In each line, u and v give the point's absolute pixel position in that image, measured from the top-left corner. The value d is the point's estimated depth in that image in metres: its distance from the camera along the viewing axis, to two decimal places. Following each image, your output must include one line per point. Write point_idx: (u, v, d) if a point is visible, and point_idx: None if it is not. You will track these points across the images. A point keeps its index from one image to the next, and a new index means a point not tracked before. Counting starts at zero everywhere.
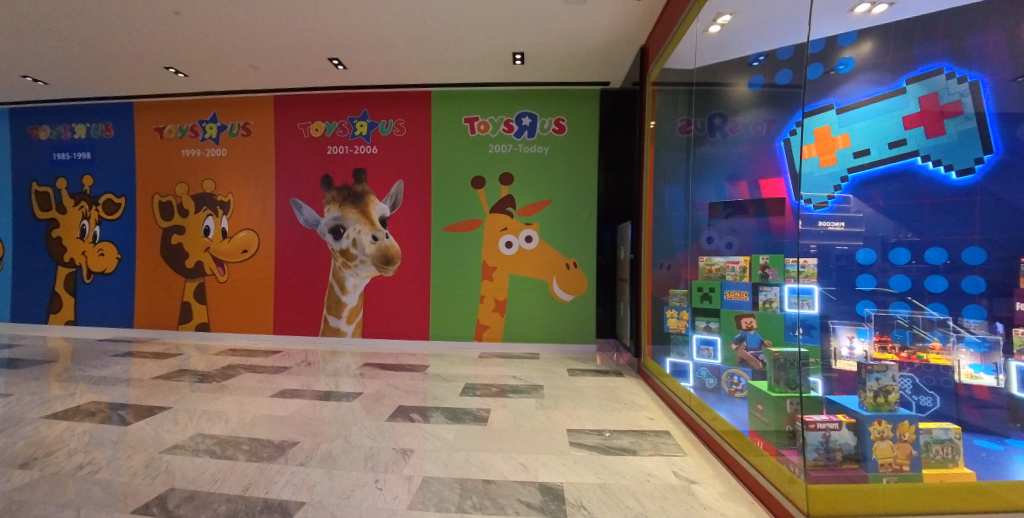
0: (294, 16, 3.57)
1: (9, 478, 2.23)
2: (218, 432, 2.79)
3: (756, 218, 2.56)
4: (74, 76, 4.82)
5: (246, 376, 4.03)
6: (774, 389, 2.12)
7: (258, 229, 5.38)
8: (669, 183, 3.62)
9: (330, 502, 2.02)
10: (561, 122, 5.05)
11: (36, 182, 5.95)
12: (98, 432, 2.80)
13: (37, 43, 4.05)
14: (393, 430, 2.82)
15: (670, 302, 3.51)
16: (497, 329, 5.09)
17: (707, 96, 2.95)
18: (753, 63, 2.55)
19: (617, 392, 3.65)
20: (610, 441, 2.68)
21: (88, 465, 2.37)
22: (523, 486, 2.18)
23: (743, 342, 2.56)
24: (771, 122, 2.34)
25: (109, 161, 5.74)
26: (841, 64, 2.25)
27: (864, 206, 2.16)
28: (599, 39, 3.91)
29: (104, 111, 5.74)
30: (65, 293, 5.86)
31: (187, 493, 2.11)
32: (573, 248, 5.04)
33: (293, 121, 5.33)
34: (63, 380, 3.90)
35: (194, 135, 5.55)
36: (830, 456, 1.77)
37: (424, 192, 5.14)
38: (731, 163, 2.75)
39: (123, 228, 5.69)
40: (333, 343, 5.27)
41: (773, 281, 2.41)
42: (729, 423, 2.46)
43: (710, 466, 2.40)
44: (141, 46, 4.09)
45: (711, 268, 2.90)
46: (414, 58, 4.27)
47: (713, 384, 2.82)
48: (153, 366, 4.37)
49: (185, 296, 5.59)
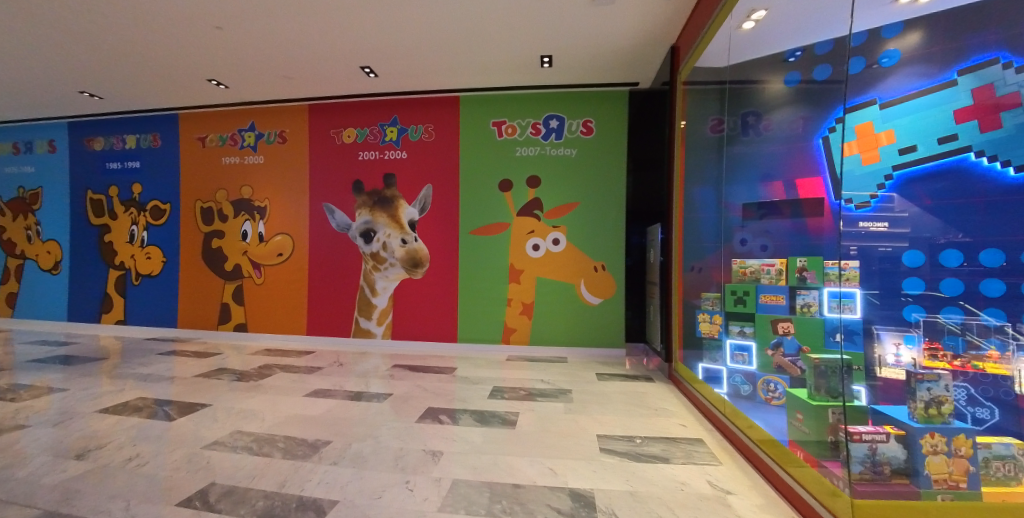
0: (327, 27, 3.69)
1: (66, 468, 2.38)
2: (255, 430, 2.90)
3: (791, 219, 2.47)
4: (125, 91, 5.12)
5: (280, 376, 4.17)
6: (814, 398, 2.07)
7: (293, 232, 5.55)
8: (699, 184, 3.54)
9: (361, 501, 2.06)
10: (589, 124, 5.01)
11: (90, 190, 6.33)
12: (144, 427, 2.94)
13: (94, 61, 4.34)
14: (421, 431, 2.86)
15: (702, 306, 3.42)
16: (524, 332, 5.08)
17: (740, 94, 2.90)
18: (789, 59, 2.50)
19: (646, 398, 3.57)
20: (641, 448, 2.62)
21: (134, 458, 2.49)
22: (551, 491, 2.16)
23: (780, 348, 2.49)
24: (807, 119, 2.35)
25: (155, 170, 6.05)
26: (885, 56, 2.12)
27: (909, 205, 2.06)
28: (627, 40, 3.86)
29: (151, 122, 6.06)
30: (114, 295, 6.21)
31: (226, 488, 2.19)
32: (602, 250, 4.97)
33: (327, 128, 5.48)
34: (113, 376, 4.13)
35: (233, 143, 5.79)
36: (877, 470, 1.75)
37: (451, 196, 5.19)
38: (764, 163, 2.69)
39: (168, 233, 5.98)
40: (362, 344, 5.38)
41: (811, 284, 2.32)
42: (765, 432, 2.40)
43: (745, 475, 2.32)
44: (185, 60, 4.31)
45: (745, 271, 2.81)
46: (442, 64, 4.33)
47: (747, 391, 2.74)
48: (194, 364, 4.58)
49: (224, 297, 5.82)
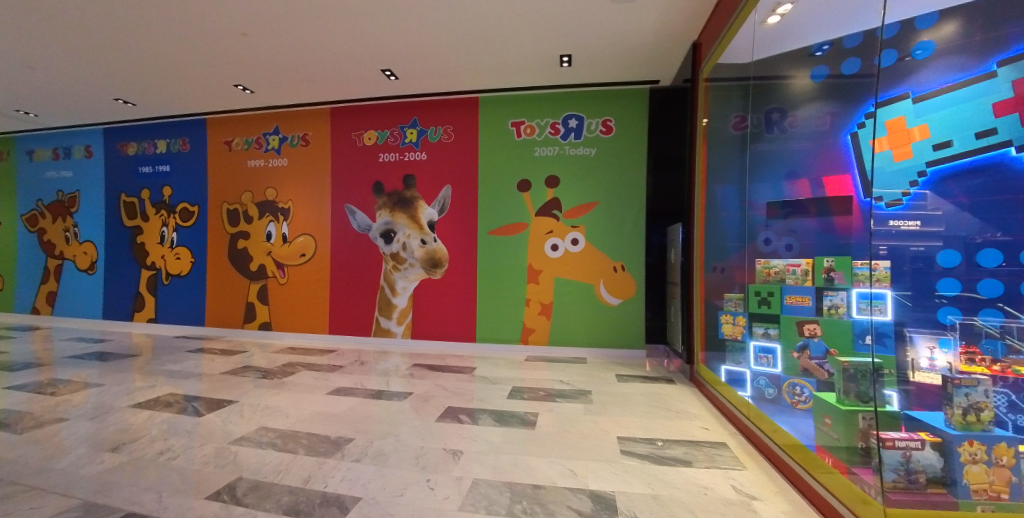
0: (348, 31, 3.75)
1: (102, 460, 2.49)
2: (279, 426, 2.96)
3: (817, 217, 2.42)
4: (157, 97, 5.30)
5: (303, 373, 4.26)
6: (844, 402, 2.08)
7: (316, 233, 5.66)
8: (721, 182, 3.48)
9: (383, 498, 2.09)
10: (608, 123, 4.96)
11: (124, 193, 6.58)
12: (174, 422, 3.04)
13: (129, 70, 4.52)
14: (442, 430, 2.88)
15: (724, 307, 3.36)
16: (543, 332, 5.07)
17: (764, 91, 2.86)
18: (816, 53, 2.45)
19: (667, 399, 3.52)
20: (662, 451, 2.59)
21: (166, 452, 2.58)
22: (572, 492, 2.15)
23: (806, 351, 2.42)
24: (834, 115, 2.30)
25: (184, 174, 6.25)
26: (919, 48, 2.00)
27: (943, 203, 1.94)
28: (648, 37, 3.81)
29: (181, 127, 6.26)
30: (146, 294, 6.44)
31: (252, 482, 2.25)
32: (621, 250, 4.93)
33: (348, 130, 5.57)
34: (145, 372, 4.28)
35: (258, 146, 5.93)
36: (912, 479, 1.74)
37: (470, 197, 5.22)
38: (789, 160, 2.64)
39: (196, 234, 6.17)
40: (383, 344, 5.45)
41: (838, 285, 2.26)
42: (791, 437, 2.36)
43: (771, 481, 2.27)
44: (213, 67, 4.44)
45: (769, 271, 2.75)
46: (461, 65, 4.36)
47: (771, 394, 2.67)
48: (221, 362, 4.71)
49: (249, 297, 5.97)
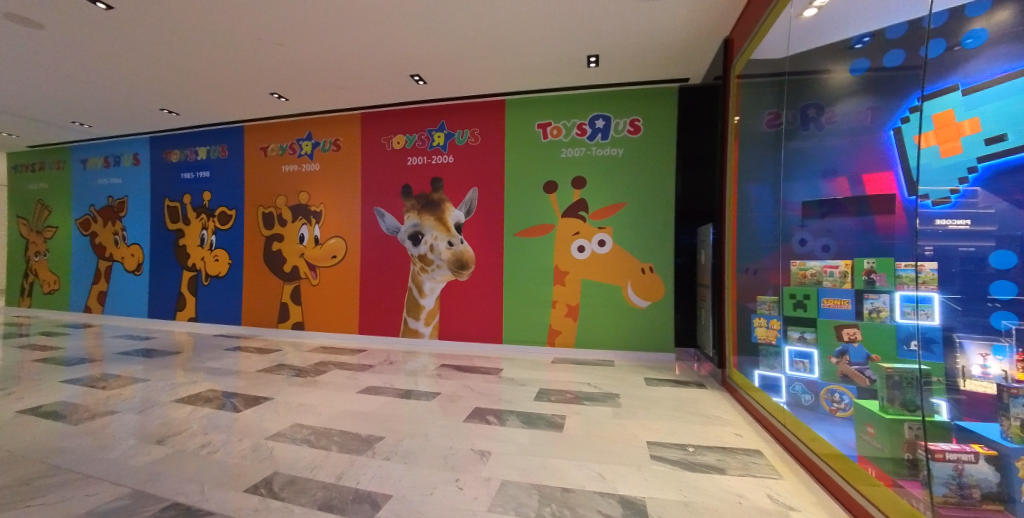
0: (378, 38, 3.83)
1: (149, 451, 2.62)
2: (313, 423, 3.06)
3: (857, 217, 2.34)
4: (199, 107, 5.55)
5: (335, 372, 4.37)
6: (888, 411, 1.98)
7: (346, 235, 5.81)
8: (754, 182, 3.39)
9: (413, 497, 2.12)
10: (636, 122, 4.90)
11: (167, 198, 6.91)
12: (213, 417, 3.18)
13: (173, 81, 4.75)
14: (470, 430, 2.91)
15: (757, 310, 3.26)
16: (569, 334, 5.05)
17: (799, 86, 2.78)
18: (855, 45, 2.37)
19: (698, 404, 3.44)
20: (694, 457, 2.53)
21: (207, 445, 2.70)
22: (601, 497, 2.13)
23: (844, 356, 2.34)
24: (876, 110, 2.22)
25: (223, 179, 6.52)
26: (969, 37, 1.84)
27: (997, 200, 1.73)
28: (678, 35, 3.75)
29: (220, 134, 6.54)
30: (188, 294, 6.75)
31: (288, 477, 2.33)
32: (649, 252, 4.85)
33: (378, 134, 5.69)
34: (187, 369, 4.49)
35: (292, 152, 6.13)
36: (965, 493, 1.65)
37: (496, 199, 5.25)
38: (827, 157, 2.56)
39: (233, 237, 6.42)
40: (411, 344, 5.54)
41: (880, 288, 2.16)
42: (830, 445, 2.28)
43: (810, 491, 2.19)
44: (250, 77, 4.62)
45: (805, 273, 2.66)
46: (488, 68, 4.39)
47: (809, 401, 2.58)
48: (257, 360, 4.89)
49: (283, 297, 6.17)
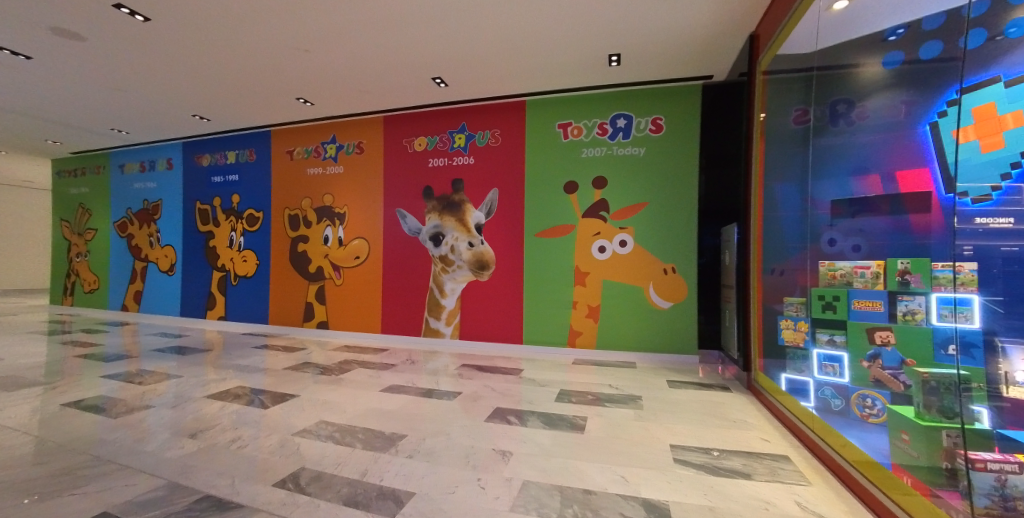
0: (400, 42, 3.89)
1: (183, 445, 2.73)
2: (338, 421, 3.12)
3: (890, 215, 2.27)
4: (229, 112, 5.74)
5: (359, 371, 4.46)
6: (923, 417, 1.93)
7: (369, 236, 5.91)
8: (781, 181, 3.30)
9: (436, 495, 2.15)
10: (658, 121, 4.84)
11: (198, 201, 7.16)
12: (242, 413, 3.28)
13: (204, 88, 4.92)
14: (491, 430, 2.92)
15: (784, 312, 3.18)
16: (590, 336, 5.02)
17: (830, 81, 2.70)
18: (890, 37, 2.29)
19: (723, 408, 3.37)
20: (719, 462, 2.49)
21: (237, 440, 2.79)
22: (624, 499, 2.12)
23: (877, 360, 2.27)
24: (911, 104, 2.15)
25: (251, 182, 6.71)
26: (1012, 26, 1.69)
27: None
28: (701, 32, 3.69)
29: (248, 139, 6.74)
30: (217, 294, 6.98)
31: (315, 472, 2.39)
32: (671, 252, 4.78)
33: (400, 137, 5.78)
34: (217, 366, 4.64)
35: (317, 155, 6.27)
36: (1010, 506, 1.58)
37: (516, 199, 5.26)
38: (858, 154, 2.49)
39: (261, 238, 6.60)
40: (432, 344, 5.59)
41: (915, 289, 2.09)
42: (862, 452, 2.21)
43: (841, 499, 2.13)
44: (277, 83, 4.75)
45: (834, 274, 2.59)
46: (508, 69, 4.41)
47: (839, 406, 2.51)
48: (284, 358, 5.02)
49: (308, 297, 6.31)
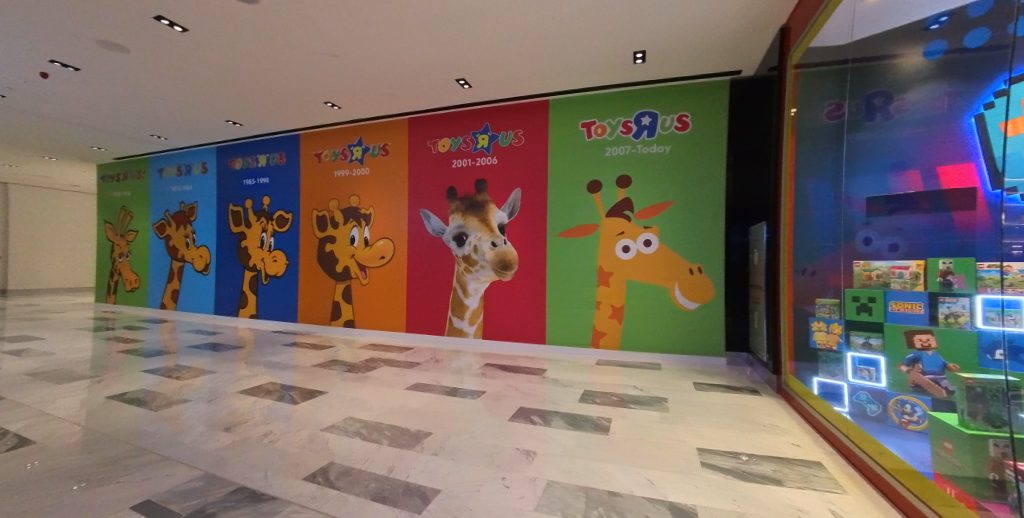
0: (423, 45, 3.94)
1: (219, 438, 2.84)
2: (365, 417, 3.19)
3: (931, 213, 2.18)
4: (261, 117, 5.93)
5: (385, 369, 4.54)
6: (968, 426, 1.83)
7: (394, 236, 6.01)
8: (813, 178, 3.20)
9: (461, 492, 2.18)
10: (683, 118, 4.75)
11: (231, 203, 7.42)
12: (273, 408, 3.39)
13: (237, 94, 5.10)
14: (516, 430, 2.93)
15: (817, 313, 3.09)
16: (614, 336, 4.97)
17: (866, 74, 2.60)
18: (932, 26, 2.19)
19: (753, 412, 3.28)
20: (748, 467, 2.43)
21: (269, 434, 2.89)
22: (650, 502, 2.10)
23: (917, 365, 2.16)
24: (956, 96, 2.06)
25: (280, 184, 6.92)
26: None
27: None
28: (729, 27, 3.60)
29: (278, 142, 6.95)
30: (249, 292, 7.22)
31: (343, 467, 2.45)
32: (697, 251, 4.70)
33: (424, 138, 5.85)
34: (249, 362, 4.81)
35: (344, 157, 6.41)
36: None
37: (539, 199, 5.26)
38: (896, 149, 2.39)
39: (290, 238, 6.79)
40: (456, 343, 5.65)
41: (959, 291, 2.00)
42: (900, 460, 2.14)
43: (878, 509, 2.05)
44: (306, 88, 4.88)
45: (870, 274, 2.50)
46: (531, 69, 4.41)
47: (876, 412, 2.42)
48: (312, 355, 5.16)
49: (335, 296, 6.47)
